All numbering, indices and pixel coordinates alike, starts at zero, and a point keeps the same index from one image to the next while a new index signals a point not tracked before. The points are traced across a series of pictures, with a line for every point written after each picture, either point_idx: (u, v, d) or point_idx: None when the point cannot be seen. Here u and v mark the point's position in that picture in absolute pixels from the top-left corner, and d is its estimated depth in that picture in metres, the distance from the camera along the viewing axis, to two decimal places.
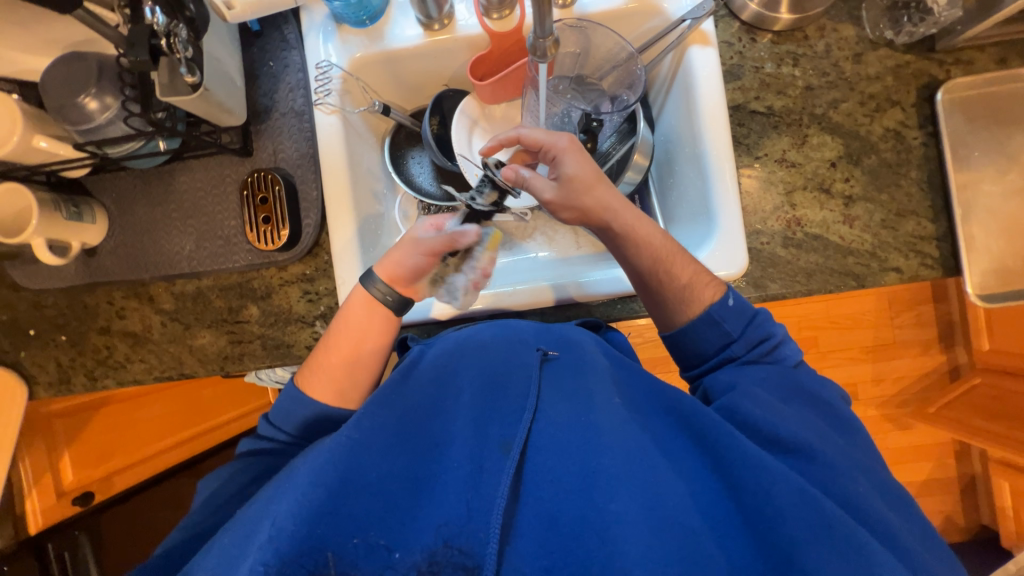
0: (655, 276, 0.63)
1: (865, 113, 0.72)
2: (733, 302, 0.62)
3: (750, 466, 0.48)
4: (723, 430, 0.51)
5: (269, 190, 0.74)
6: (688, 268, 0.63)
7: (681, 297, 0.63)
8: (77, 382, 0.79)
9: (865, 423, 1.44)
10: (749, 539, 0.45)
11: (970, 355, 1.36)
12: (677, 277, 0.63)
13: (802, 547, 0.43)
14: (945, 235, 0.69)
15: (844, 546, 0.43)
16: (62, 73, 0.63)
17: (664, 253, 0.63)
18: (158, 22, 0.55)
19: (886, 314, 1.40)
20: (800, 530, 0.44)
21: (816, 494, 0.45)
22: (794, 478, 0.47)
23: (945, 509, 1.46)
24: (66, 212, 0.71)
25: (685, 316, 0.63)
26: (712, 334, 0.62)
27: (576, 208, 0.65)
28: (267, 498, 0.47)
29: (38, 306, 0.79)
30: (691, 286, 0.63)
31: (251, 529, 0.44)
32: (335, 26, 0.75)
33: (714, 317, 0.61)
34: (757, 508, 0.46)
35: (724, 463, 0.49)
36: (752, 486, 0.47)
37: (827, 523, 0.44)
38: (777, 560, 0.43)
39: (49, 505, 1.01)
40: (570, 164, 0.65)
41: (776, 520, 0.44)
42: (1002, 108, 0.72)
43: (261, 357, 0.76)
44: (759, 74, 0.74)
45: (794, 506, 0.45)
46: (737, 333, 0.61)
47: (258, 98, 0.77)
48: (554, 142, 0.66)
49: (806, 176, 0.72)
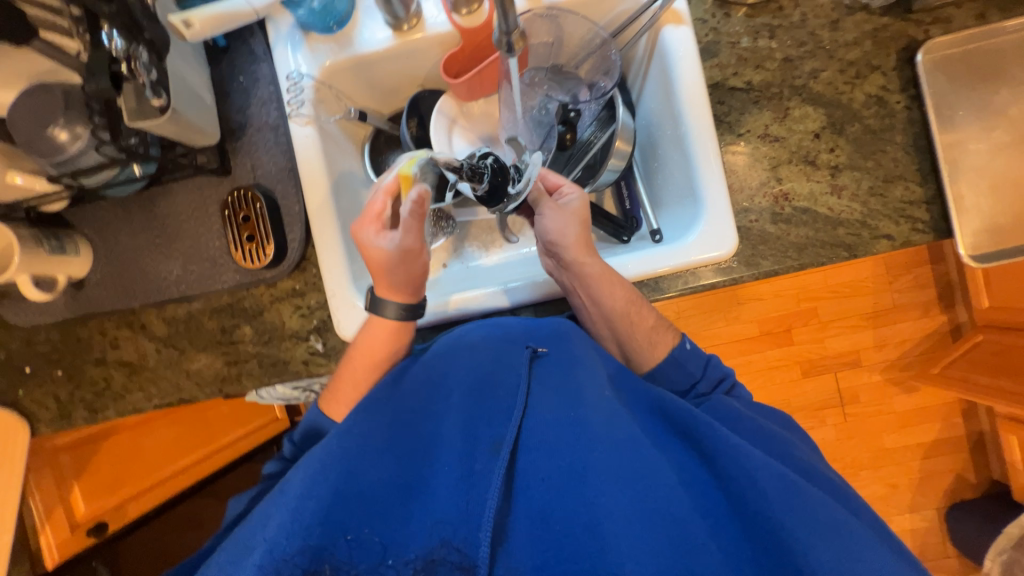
0: (625, 316, 0.66)
1: (846, 80, 0.71)
2: (690, 346, 0.68)
3: (729, 452, 0.49)
4: (705, 423, 0.52)
5: (250, 208, 0.73)
6: (652, 315, 0.68)
7: (648, 340, 0.67)
8: (78, 416, 0.78)
9: (869, 390, 1.44)
10: (738, 525, 0.47)
11: (970, 314, 1.35)
12: (645, 319, 0.67)
13: (789, 529, 0.44)
14: (934, 198, 0.69)
15: (825, 526, 0.45)
16: (28, 106, 0.62)
17: (634, 298, 0.66)
18: (117, 47, 0.55)
19: (883, 280, 1.40)
20: (787, 517, 0.45)
21: (795, 480, 0.48)
22: (774, 464, 0.49)
23: (957, 467, 1.47)
24: (48, 246, 0.70)
25: (651, 360, 0.67)
26: (679, 374, 0.66)
27: (564, 246, 0.66)
28: (260, 512, 0.47)
29: (32, 343, 0.78)
30: (656, 331, 0.67)
31: (245, 544, 0.43)
32: (302, 35, 0.74)
33: (677, 359, 0.66)
34: (741, 492, 0.47)
35: (706, 451, 0.51)
36: (735, 472, 0.48)
37: (805, 505, 0.46)
38: (761, 539, 0.46)
39: (64, 539, 1.03)
40: (579, 206, 0.68)
41: (759, 503, 0.46)
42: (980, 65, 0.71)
43: (258, 375, 0.76)
44: (736, 49, 0.73)
45: (778, 492, 0.46)
46: (699, 373, 0.66)
47: (232, 115, 0.76)
48: (576, 187, 0.71)
49: (790, 150, 0.71)
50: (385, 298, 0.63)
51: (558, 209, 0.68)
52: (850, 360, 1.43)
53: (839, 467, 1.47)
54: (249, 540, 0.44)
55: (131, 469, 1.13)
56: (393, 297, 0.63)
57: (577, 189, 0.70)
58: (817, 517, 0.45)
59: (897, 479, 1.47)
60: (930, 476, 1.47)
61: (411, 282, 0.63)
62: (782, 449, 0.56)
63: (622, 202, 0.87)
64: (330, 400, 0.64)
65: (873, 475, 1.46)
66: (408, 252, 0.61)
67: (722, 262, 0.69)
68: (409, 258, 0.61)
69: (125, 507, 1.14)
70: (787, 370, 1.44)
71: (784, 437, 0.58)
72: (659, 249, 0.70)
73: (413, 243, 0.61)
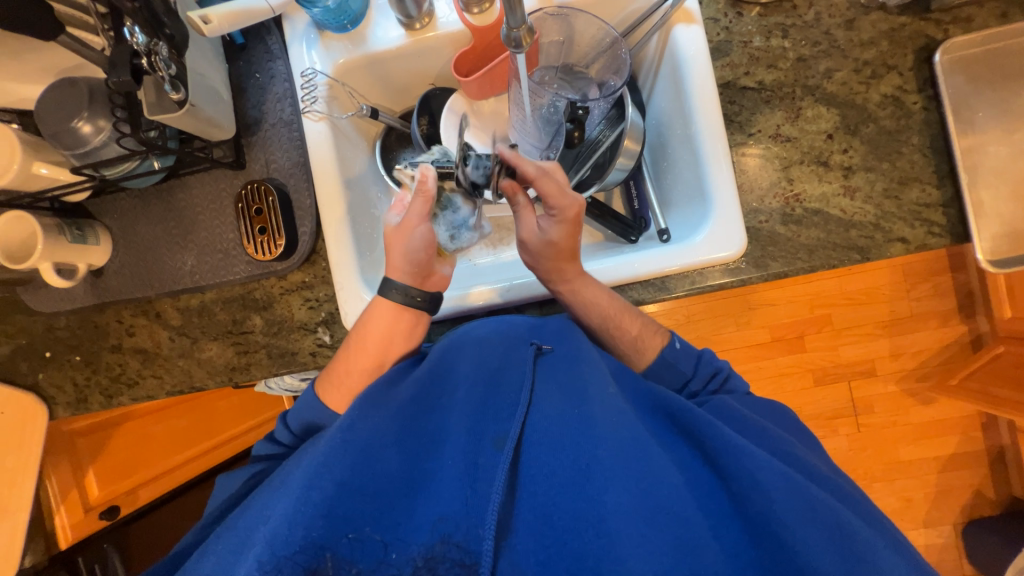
0: (605, 331, 0.68)
1: (861, 80, 0.70)
2: (679, 345, 0.69)
3: (733, 451, 0.49)
4: (708, 423, 0.52)
5: (263, 201, 0.75)
6: (637, 323, 0.69)
7: (632, 347, 0.68)
8: (94, 400, 0.81)
9: (884, 399, 1.41)
10: (740, 524, 0.47)
11: (992, 324, 1.31)
12: (628, 329, 0.68)
13: (792, 528, 0.44)
14: (952, 201, 0.67)
15: (829, 526, 0.45)
16: (55, 98, 0.64)
17: (614, 311, 0.67)
18: (139, 42, 0.55)
19: (900, 287, 1.36)
20: (790, 515, 0.45)
21: (799, 479, 0.47)
22: (777, 464, 0.48)
23: (976, 483, 1.42)
24: (70, 235, 0.72)
25: (641, 362, 0.68)
26: (670, 374, 0.68)
27: (537, 270, 0.67)
28: (259, 504, 0.47)
29: (52, 329, 0.81)
30: (641, 337, 0.68)
31: (247, 533, 0.44)
32: (317, 33, 0.75)
33: (667, 360, 0.67)
34: (744, 493, 0.47)
35: (710, 451, 0.51)
36: (739, 473, 0.47)
37: (812, 506, 0.46)
38: (766, 542, 0.45)
39: (78, 520, 1.06)
40: (557, 235, 0.65)
41: (763, 504, 0.45)
42: (995, 67, 0.71)
43: (267, 365, 0.78)
44: (747, 49, 0.72)
45: (781, 490, 0.46)
46: (691, 372, 0.67)
47: (247, 111, 0.78)
48: (561, 210, 0.65)
49: (802, 150, 0.70)
50: (391, 280, 0.63)
51: (536, 231, 0.67)
52: (865, 369, 1.40)
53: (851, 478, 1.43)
54: (251, 531, 0.44)
55: (144, 455, 1.16)
56: (400, 279, 0.64)
57: (558, 215, 0.65)
58: (820, 517, 0.45)
59: (912, 493, 1.43)
60: (947, 490, 1.43)
61: (413, 261, 0.63)
62: (784, 446, 0.55)
63: (630, 201, 0.86)
64: (329, 388, 0.64)
65: (886, 488, 1.43)
66: (405, 227, 0.64)
67: (731, 263, 0.69)
68: (410, 236, 0.63)
69: (137, 492, 1.16)
70: (798, 377, 1.41)
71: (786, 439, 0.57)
72: (663, 249, 0.70)
73: (412, 221, 0.63)
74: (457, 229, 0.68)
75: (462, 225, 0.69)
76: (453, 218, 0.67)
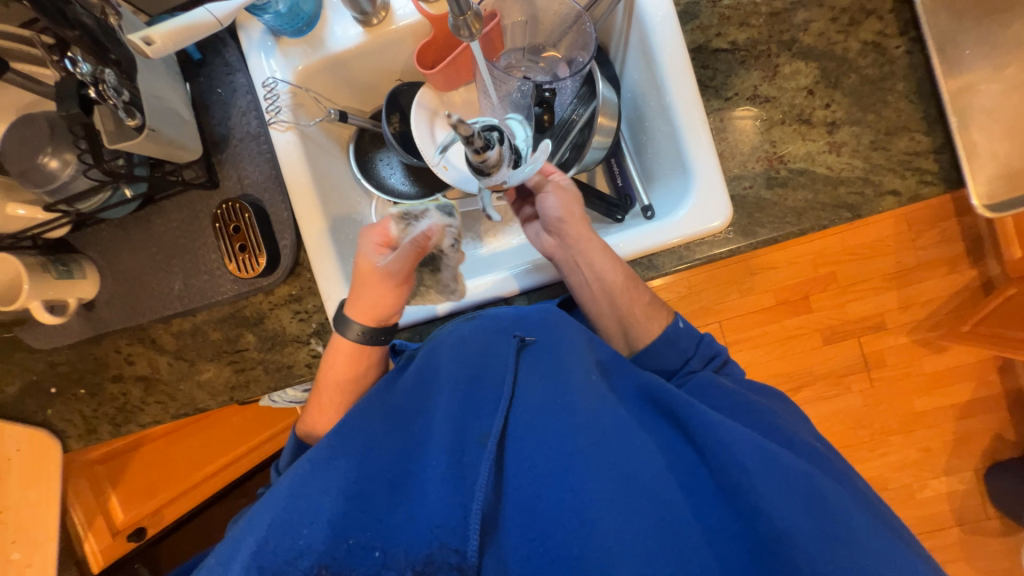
0: (627, 289, 0.66)
1: (839, 29, 0.67)
2: (683, 325, 0.68)
3: (709, 430, 0.50)
4: (684, 402, 0.53)
5: (239, 218, 0.74)
6: (647, 293, 0.68)
7: (644, 314, 0.67)
8: (103, 430, 0.82)
9: (895, 351, 1.39)
10: (724, 507, 0.48)
11: (1002, 266, 1.26)
12: (642, 296, 0.67)
13: (766, 497, 0.46)
14: (943, 146, 0.65)
15: (802, 495, 0.47)
16: (16, 135, 0.65)
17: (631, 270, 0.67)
18: (83, 71, 0.55)
19: (907, 237, 1.29)
20: (768, 489, 0.46)
21: (774, 451, 0.50)
22: (752, 439, 0.50)
23: (996, 426, 1.41)
24: (55, 271, 0.72)
25: (648, 335, 0.67)
26: (671, 352, 0.66)
27: (569, 215, 0.69)
28: (248, 516, 0.48)
29: (53, 365, 0.82)
30: (651, 308, 0.68)
31: (232, 551, 0.44)
32: (274, 41, 0.73)
33: (670, 337, 0.66)
34: (720, 467, 0.49)
35: (689, 430, 0.52)
36: (716, 450, 0.49)
37: (786, 477, 0.48)
38: (744, 514, 0.46)
39: (107, 544, 1.12)
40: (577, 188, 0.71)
41: (744, 480, 0.47)
42: (962, 7, 0.69)
43: (265, 381, 0.78)
44: (717, 8, 0.69)
45: (760, 466, 0.48)
46: (692, 350, 0.66)
47: (214, 128, 0.76)
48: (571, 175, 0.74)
49: (782, 109, 0.67)
50: (351, 319, 0.64)
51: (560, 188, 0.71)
52: (874, 323, 1.37)
53: (868, 433, 1.42)
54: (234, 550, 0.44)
55: (162, 477, 1.20)
56: (358, 318, 0.64)
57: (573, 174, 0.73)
58: (794, 487, 0.47)
59: (931, 443, 1.42)
60: (966, 437, 1.42)
61: (380, 308, 0.64)
62: (770, 420, 0.57)
63: (614, 179, 0.83)
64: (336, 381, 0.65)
65: (905, 440, 1.42)
66: (392, 275, 0.62)
67: (719, 233, 0.67)
68: (393, 287, 0.63)
69: (161, 512, 1.21)
70: (806, 338, 1.39)
71: (769, 411, 0.59)
72: (651, 224, 0.68)
73: (395, 274, 0.62)
74: (425, 287, 0.67)
75: (434, 287, 0.67)
76: (427, 276, 0.67)
